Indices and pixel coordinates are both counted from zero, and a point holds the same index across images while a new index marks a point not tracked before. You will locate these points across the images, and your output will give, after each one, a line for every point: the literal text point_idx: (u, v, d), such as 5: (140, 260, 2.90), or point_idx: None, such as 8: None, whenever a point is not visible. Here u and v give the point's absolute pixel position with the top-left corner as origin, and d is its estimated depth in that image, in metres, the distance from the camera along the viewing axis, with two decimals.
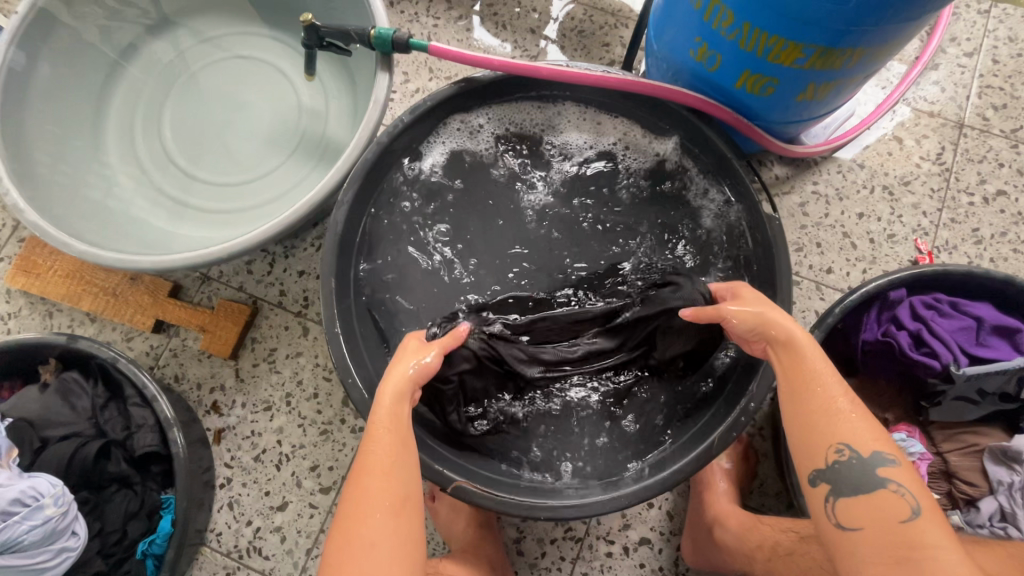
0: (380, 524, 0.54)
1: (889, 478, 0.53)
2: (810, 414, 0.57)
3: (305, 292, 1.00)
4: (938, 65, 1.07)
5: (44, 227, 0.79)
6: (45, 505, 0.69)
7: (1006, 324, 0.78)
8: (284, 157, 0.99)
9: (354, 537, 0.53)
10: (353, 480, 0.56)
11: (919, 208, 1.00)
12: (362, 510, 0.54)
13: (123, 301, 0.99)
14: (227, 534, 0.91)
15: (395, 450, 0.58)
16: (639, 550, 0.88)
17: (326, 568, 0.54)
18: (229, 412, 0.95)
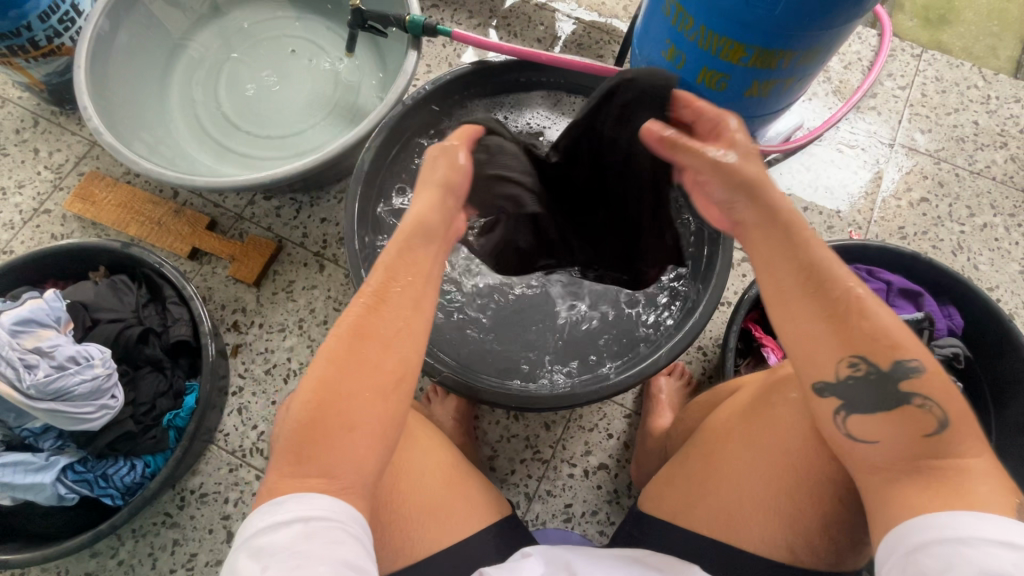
0: (370, 396, 0.52)
1: (913, 392, 0.55)
2: (826, 318, 0.57)
3: (325, 236, 1.15)
4: (877, 94, 1.27)
5: (117, 149, 0.95)
6: (94, 364, 0.82)
7: (912, 289, 0.94)
8: (318, 120, 1.16)
9: (335, 395, 0.51)
10: (354, 346, 0.54)
11: (855, 207, 1.18)
12: (362, 373, 0.53)
13: (165, 229, 1.13)
14: (233, 435, 1.02)
15: (406, 321, 0.57)
16: (597, 474, 0.99)
17: (297, 431, 0.51)
18: (247, 331, 1.09)
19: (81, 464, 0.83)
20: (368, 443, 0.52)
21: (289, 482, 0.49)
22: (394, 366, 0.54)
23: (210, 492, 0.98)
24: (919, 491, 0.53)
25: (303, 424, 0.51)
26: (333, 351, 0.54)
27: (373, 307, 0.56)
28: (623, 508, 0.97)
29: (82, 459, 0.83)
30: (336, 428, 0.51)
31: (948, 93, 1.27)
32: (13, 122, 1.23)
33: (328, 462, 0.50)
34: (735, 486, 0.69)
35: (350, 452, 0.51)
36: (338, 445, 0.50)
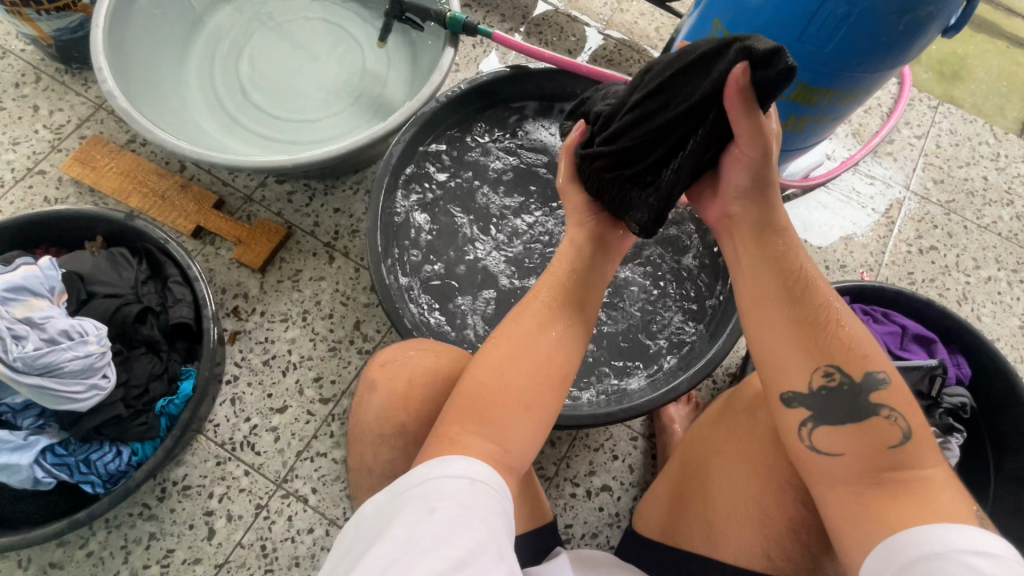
0: (543, 390, 0.63)
1: (882, 404, 0.59)
2: (800, 327, 0.63)
3: (337, 226, 1.11)
4: (893, 141, 1.30)
5: (132, 114, 0.90)
6: (89, 341, 0.76)
7: (925, 335, 0.95)
8: (342, 108, 1.13)
9: (514, 382, 0.62)
10: (534, 337, 0.66)
11: (868, 248, 1.19)
12: (544, 368, 0.64)
13: (170, 204, 1.08)
14: (224, 426, 0.97)
15: (573, 327, 0.69)
16: (600, 495, 0.97)
17: (481, 391, 0.61)
18: (248, 317, 1.04)
19: (63, 447, 0.77)
20: (528, 430, 0.61)
21: (472, 438, 0.57)
22: (560, 369, 0.65)
23: (194, 485, 0.93)
24: (888, 503, 0.54)
25: (489, 385, 0.61)
26: (516, 340, 0.65)
27: (549, 312, 0.69)
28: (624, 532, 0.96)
29: (63, 442, 0.78)
30: (513, 411, 0.60)
31: (960, 146, 1.30)
32: (12, 76, 1.16)
33: (503, 436, 0.58)
34: (731, 503, 0.66)
35: (519, 435, 0.59)
36: (512, 426, 0.59)
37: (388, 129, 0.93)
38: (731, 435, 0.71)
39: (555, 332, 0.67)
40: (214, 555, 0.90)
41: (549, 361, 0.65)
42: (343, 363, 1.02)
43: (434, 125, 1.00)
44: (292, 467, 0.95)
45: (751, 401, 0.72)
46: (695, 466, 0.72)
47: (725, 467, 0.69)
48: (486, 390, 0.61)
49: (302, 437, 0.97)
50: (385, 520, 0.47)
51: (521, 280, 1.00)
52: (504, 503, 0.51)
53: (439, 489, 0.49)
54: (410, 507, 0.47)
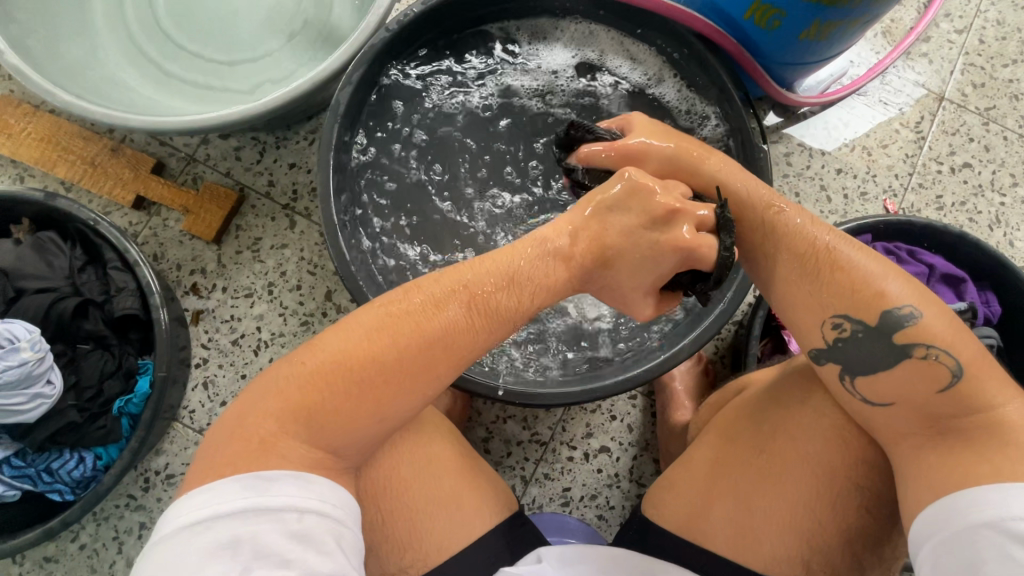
0: (407, 396, 0.52)
1: (915, 342, 0.55)
2: (816, 288, 0.59)
3: (294, 185, 0.99)
4: (930, 38, 1.11)
5: (26, 73, 0.76)
6: (21, 348, 0.69)
7: (954, 274, 0.86)
8: (285, 41, 0.96)
9: (374, 388, 0.50)
10: (418, 334, 0.52)
11: (893, 171, 1.06)
12: (407, 370, 0.52)
13: (102, 172, 0.95)
14: (200, 412, 0.92)
15: (469, 323, 0.55)
16: (598, 457, 0.94)
17: (325, 386, 0.50)
18: (209, 295, 0.96)
19: (19, 458, 0.73)
20: (376, 437, 0.52)
21: (292, 445, 0.48)
22: (441, 380, 0.54)
23: (177, 473, 0.90)
24: (961, 455, 0.52)
25: (340, 376, 0.50)
26: (395, 329, 0.52)
27: (443, 288, 0.55)
28: (624, 492, 0.93)
29: (19, 452, 0.73)
30: (356, 415, 0.50)
31: (1008, 40, 1.12)
32: None
33: (334, 441, 0.50)
34: (769, 498, 0.61)
35: (355, 439, 0.51)
36: (353, 430, 0.50)
37: (330, 71, 0.79)
38: (781, 427, 0.63)
39: (440, 328, 0.54)
40: None
41: (411, 364, 0.52)
42: None
43: (387, 61, 0.85)
44: None
45: (806, 395, 0.63)
46: (730, 457, 0.64)
47: (768, 462, 0.62)
48: (320, 385, 0.50)
49: None
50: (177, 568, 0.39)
51: (503, 239, 0.89)
52: (343, 521, 0.46)
53: (257, 535, 0.41)
54: (218, 559, 0.40)
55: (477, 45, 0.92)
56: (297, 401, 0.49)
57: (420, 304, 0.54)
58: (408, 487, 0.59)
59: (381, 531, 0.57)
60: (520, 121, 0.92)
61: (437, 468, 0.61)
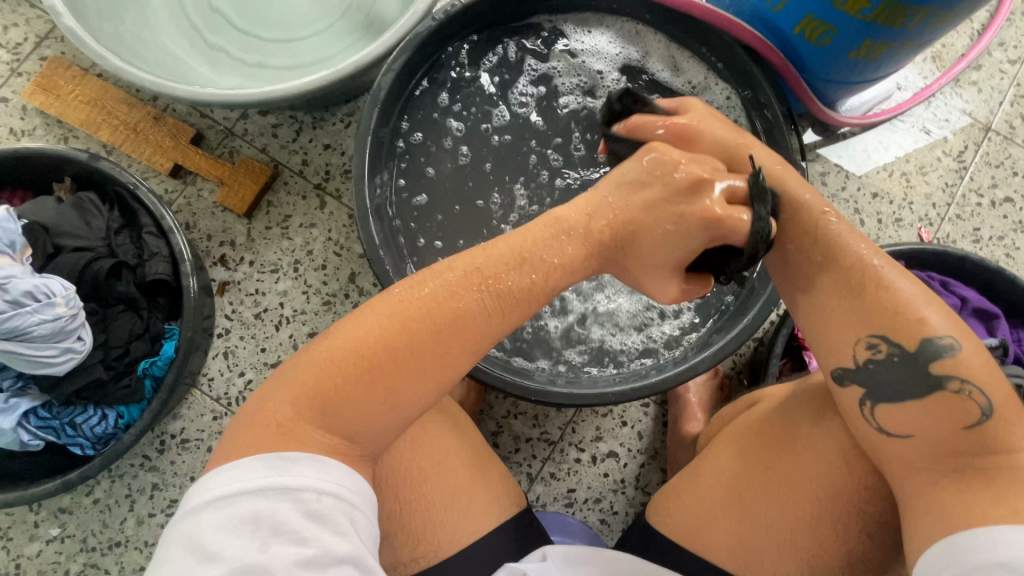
0: (420, 379, 0.51)
1: (950, 376, 0.53)
2: (858, 306, 0.57)
3: (327, 166, 1.00)
4: (981, 67, 1.09)
5: (81, 36, 0.78)
6: (56, 302, 0.71)
7: (988, 309, 0.84)
8: (331, 22, 0.97)
9: (386, 371, 0.50)
10: (432, 316, 0.52)
11: (931, 199, 1.04)
12: (432, 356, 0.52)
13: (144, 139, 0.97)
14: (218, 381, 0.94)
15: (485, 307, 0.54)
16: (606, 461, 0.94)
17: (341, 369, 0.50)
18: (235, 268, 0.97)
19: (46, 410, 0.75)
20: (392, 423, 0.51)
21: (308, 430, 0.48)
22: (455, 364, 0.53)
23: (192, 438, 0.92)
24: (978, 493, 0.50)
25: (355, 360, 0.50)
26: (410, 311, 0.52)
27: (460, 272, 0.55)
28: (628, 499, 0.93)
29: (47, 404, 0.76)
30: (377, 400, 0.50)
31: None
32: None
33: (349, 425, 0.49)
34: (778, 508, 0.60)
35: (371, 425, 0.50)
36: (368, 413, 0.50)
37: (373, 57, 0.80)
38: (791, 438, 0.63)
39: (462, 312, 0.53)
40: None
41: (435, 345, 0.52)
42: (338, 318, 0.96)
43: (430, 51, 0.86)
44: None
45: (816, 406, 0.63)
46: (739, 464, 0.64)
47: (777, 471, 0.62)
48: (337, 369, 0.50)
49: None
50: (200, 544, 0.41)
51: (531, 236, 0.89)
52: (360, 506, 0.47)
53: (276, 513, 0.42)
54: (239, 535, 0.41)
55: (523, 37, 0.92)
56: (315, 386, 0.49)
57: (439, 290, 0.54)
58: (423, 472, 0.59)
59: (395, 518, 0.57)
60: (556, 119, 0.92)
61: (454, 455, 0.62)
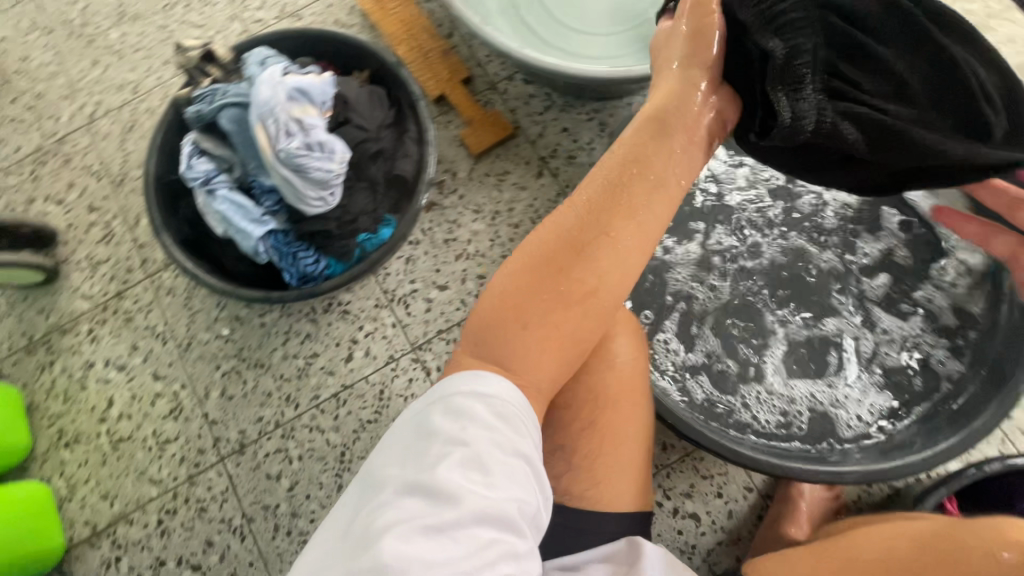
0: (554, 298, 0.54)
1: None
2: None
3: (557, 145, 1.10)
4: None
5: None
6: (333, 159, 0.86)
7: None
8: (621, 30, 1.06)
9: (527, 297, 0.55)
10: (568, 244, 0.55)
11: None
12: (565, 279, 0.55)
13: (428, 65, 1.13)
14: (393, 277, 1.06)
15: (620, 232, 0.56)
16: (685, 519, 0.92)
17: (491, 306, 0.56)
18: (447, 195, 1.10)
19: (285, 236, 0.90)
20: (540, 352, 0.54)
21: (470, 361, 0.54)
22: (585, 282, 0.55)
23: (353, 312, 1.05)
24: None
25: (507, 300, 0.55)
26: (545, 244, 0.56)
27: (589, 194, 0.57)
28: (691, 566, 0.91)
29: (284, 231, 0.90)
30: (519, 321, 0.54)
31: None
32: None
33: (506, 354, 0.54)
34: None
35: (522, 354, 0.54)
36: (517, 341, 0.54)
37: None
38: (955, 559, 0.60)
39: (600, 245, 0.55)
40: (346, 376, 1.02)
41: (563, 268, 0.55)
42: None
43: None
44: (430, 339, 1.03)
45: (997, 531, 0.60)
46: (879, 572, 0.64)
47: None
48: (492, 309, 0.56)
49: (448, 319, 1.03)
50: (415, 430, 0.47)
51: (729, 287, 0.93)
52: (526, 422, 0.50)
53: (465, 408, 0.47)
54: (439, 422, 0.47)
55: None
56: (479, 328, 0.56)
57: (578, 224, 0.56)
58: (594, 421, 0.64)
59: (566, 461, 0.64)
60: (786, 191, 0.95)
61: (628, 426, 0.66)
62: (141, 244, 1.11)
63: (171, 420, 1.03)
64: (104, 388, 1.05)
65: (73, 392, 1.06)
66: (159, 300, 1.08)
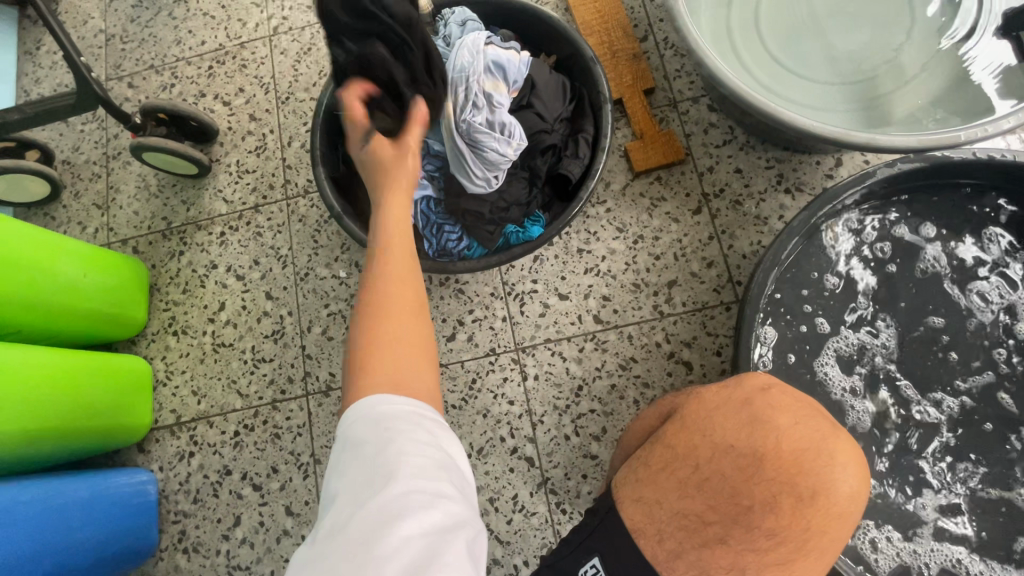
0: (400, 320, 0.52)
1: None
2: None
3: (724, 186, 1.02)
4: None
5: None
6: (509, 145, 0.83)
7: None
8: (840, 82, 0.96)
9: (378, 315, 0.52)
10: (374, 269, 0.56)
11: None
12: (383, 299, 0.53)
13: (614, 64, 1.07)
14: (516, 271, 1.03)
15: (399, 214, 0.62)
16: None
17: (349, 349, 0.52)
18: (594, 203, 1.04)
19: (431, 203, 0.91)
20: (410, 354, 0.51)
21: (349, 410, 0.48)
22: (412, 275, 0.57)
23: (467, 293, 1.03)
24: None
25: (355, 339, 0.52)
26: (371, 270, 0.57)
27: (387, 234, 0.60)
28: None
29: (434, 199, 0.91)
30: (366, 360, 0.49)
31: None
32: None
33: (382, 374, 0.48)
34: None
35: (395, 365, 0.49)
36: (387, 359, 0.49)
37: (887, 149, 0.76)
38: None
39: (384, 275, 0.55)
40: (444, 354, 1.01)
41: (385, 312, 0.52)
42: (635, 304, 0.99)
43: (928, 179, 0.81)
44: (535, 345, 0.99)
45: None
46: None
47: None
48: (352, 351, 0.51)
49: (559, 330, 0.99)
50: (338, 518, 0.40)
51: (878, 400, 0.84)
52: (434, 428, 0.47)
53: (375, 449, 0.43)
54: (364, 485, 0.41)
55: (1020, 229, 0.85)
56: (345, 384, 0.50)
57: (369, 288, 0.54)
58: (783, 536, 0.57)
59: None
60: (972, 317, 0.85)
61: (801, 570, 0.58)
62: (288, 164, 1.13)
63: (271, 341, 1.05)
64: (220, 291, 1.09)
65: (193, 286, 1.10)
66: (290, 224, 1.10)
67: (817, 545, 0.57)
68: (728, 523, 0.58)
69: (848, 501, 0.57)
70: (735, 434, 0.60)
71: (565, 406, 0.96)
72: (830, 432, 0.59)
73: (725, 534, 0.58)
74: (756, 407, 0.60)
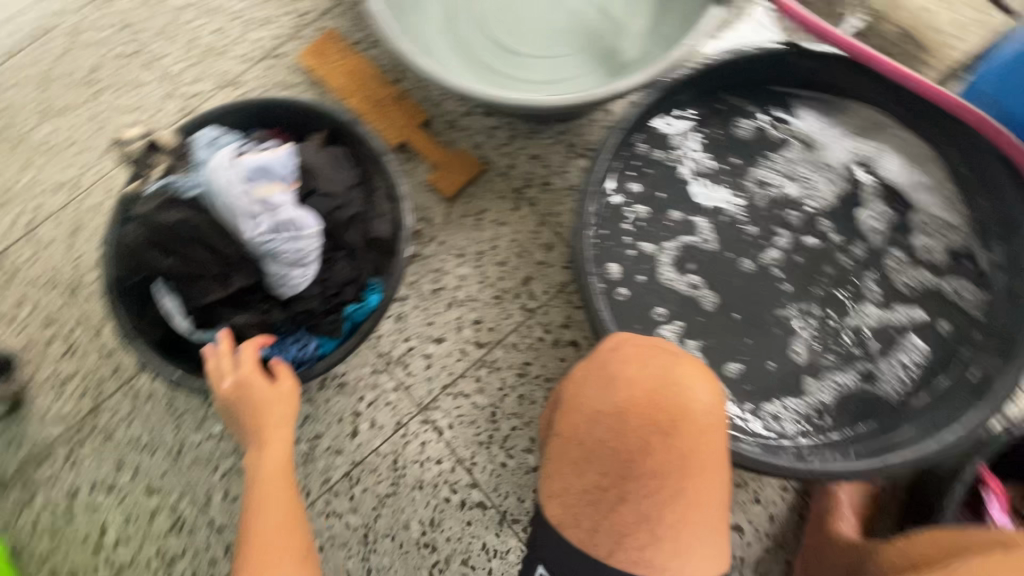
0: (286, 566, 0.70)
1: None
2: None
3: (529, 175, 1.07)
4: None
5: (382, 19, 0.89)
6: (302, 238, 0.81)
7: None
8: (574, 49, 1.05)
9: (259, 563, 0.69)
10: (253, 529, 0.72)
11: None
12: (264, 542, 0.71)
13: (384, 112, 1.10)
14: (385, 339, 1.01)
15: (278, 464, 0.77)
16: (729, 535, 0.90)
17: None
18: (426, 243, 1.05)
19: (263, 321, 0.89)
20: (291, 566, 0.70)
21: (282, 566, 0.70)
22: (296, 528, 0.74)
23: (350, 383, 1.00)
24: None
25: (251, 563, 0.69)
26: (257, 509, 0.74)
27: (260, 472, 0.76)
28: None
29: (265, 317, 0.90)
30: None
31: None
32: None
33: None
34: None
35: None
36: None
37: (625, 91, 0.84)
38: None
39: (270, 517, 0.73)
40: (354, 452, 0.97)
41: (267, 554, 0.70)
42: (504, 314, 1.01)
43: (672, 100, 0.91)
44: (436, 397, 0.98)
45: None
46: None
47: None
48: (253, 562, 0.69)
49: (451, 372, 0.99)
50: None
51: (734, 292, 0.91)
52: None
53: None
54: None
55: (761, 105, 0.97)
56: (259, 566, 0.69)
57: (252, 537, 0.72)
58: (668, 471, 0.56)
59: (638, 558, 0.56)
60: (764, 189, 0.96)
61: (705, 494, 0.58)
62: (109, 350, 1.03)
63: (175, 535, 0.96)
64: (95, 513, 0.97)
65: (61, 524, 0.97)
66: (139, 408, 1.01)
67: (705, 458, 0.58)
68: (621, 484, 0.57)
69: (708, 413, 0.59)
70: (599, 399, 0.60)
71: (489, 438, 0.96)
72: (674, 362, 0.62)
73: (623, 495, 0.57)
74: (609, 367, 0.62)
